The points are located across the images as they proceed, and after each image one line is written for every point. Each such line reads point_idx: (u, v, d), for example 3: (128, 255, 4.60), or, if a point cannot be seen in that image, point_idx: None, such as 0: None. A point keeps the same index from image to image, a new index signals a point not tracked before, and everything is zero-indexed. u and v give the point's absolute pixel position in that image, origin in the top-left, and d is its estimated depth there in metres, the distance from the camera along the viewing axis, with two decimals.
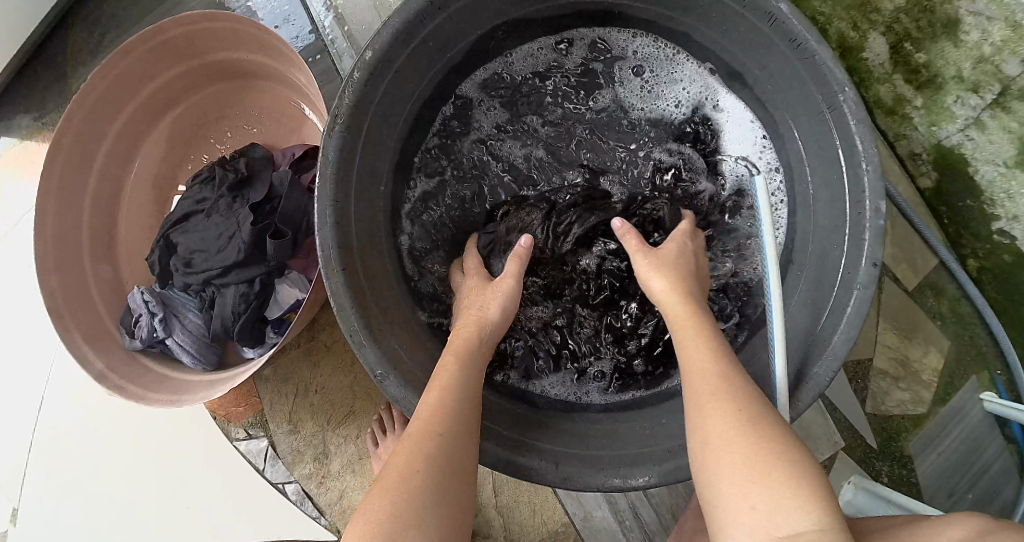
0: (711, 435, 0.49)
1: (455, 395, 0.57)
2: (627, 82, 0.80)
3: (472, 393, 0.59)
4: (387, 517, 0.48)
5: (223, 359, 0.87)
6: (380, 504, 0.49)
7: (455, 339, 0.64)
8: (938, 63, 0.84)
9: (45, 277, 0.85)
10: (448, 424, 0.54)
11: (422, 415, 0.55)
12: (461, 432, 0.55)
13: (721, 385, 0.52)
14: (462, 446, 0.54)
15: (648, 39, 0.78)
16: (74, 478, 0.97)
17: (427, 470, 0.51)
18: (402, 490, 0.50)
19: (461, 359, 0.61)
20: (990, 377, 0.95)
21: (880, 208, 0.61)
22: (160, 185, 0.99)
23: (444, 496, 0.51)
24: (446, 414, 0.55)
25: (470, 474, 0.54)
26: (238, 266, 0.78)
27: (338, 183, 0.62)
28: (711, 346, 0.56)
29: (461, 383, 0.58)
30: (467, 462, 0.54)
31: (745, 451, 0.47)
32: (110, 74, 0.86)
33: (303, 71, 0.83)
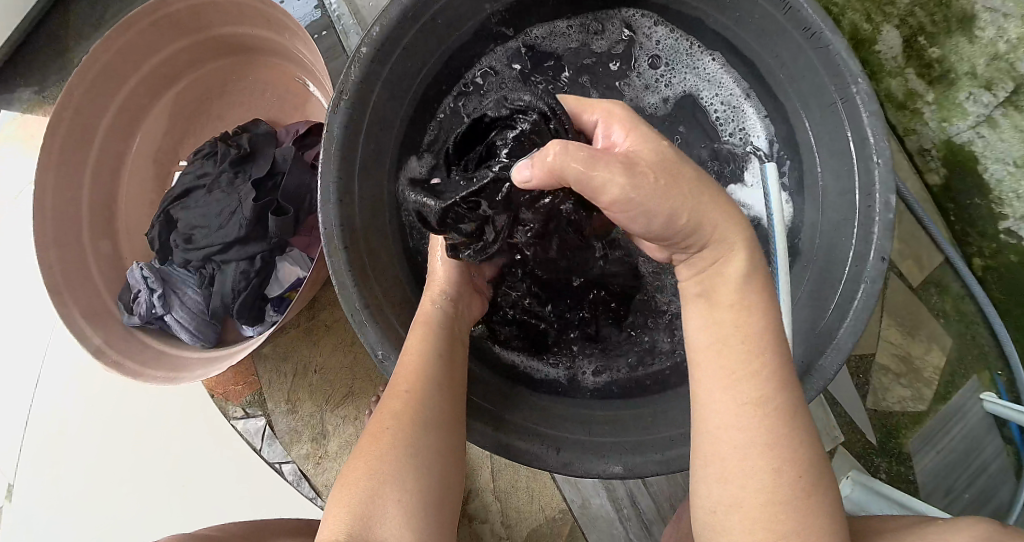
0: (739, 485, 0.45)
1: (427, 352, 0.57)
2: (646, 68, 0.79)
3: (443, 351, 0.59)
4: (367, 480, 0.51)
5: (222, 336, 0.86)
6: (360, 468, 0.52)
7: (425, 304, 0.63)
8: (951, 59, 0.83)
9: (44, 250, 0.84)
10: (421, 382, 0.55)
11: (396, 376, 0.56)
12: (435, 389, 0.56)
13: (764, 425, 0.45)
14: (437, 402, 0.55)
15: (665, 26, 0.77)
16: (69, 454, 0.96)
17: (402, 429, 0.53)
18: (380, 451, 0.52)
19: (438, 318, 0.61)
20: (991, 377, 0.95)
21: (890, 202, 0.61)
22: (162, 160, 0.98)
23: (419, 462, 0.53)
24: (418, 372, 0.56)
25: (451, 429, 0.56)
26: (240, 243, 0.77)
27: (342, 161, 0.62)
28: (758, 353, 0.46)
29: (431, 339, 0.59)
30: (444, 417, 0.56)
31: (764, 503, 0.44)
32: (113, 47, 0.85)
33: (308, 46, 0.82)
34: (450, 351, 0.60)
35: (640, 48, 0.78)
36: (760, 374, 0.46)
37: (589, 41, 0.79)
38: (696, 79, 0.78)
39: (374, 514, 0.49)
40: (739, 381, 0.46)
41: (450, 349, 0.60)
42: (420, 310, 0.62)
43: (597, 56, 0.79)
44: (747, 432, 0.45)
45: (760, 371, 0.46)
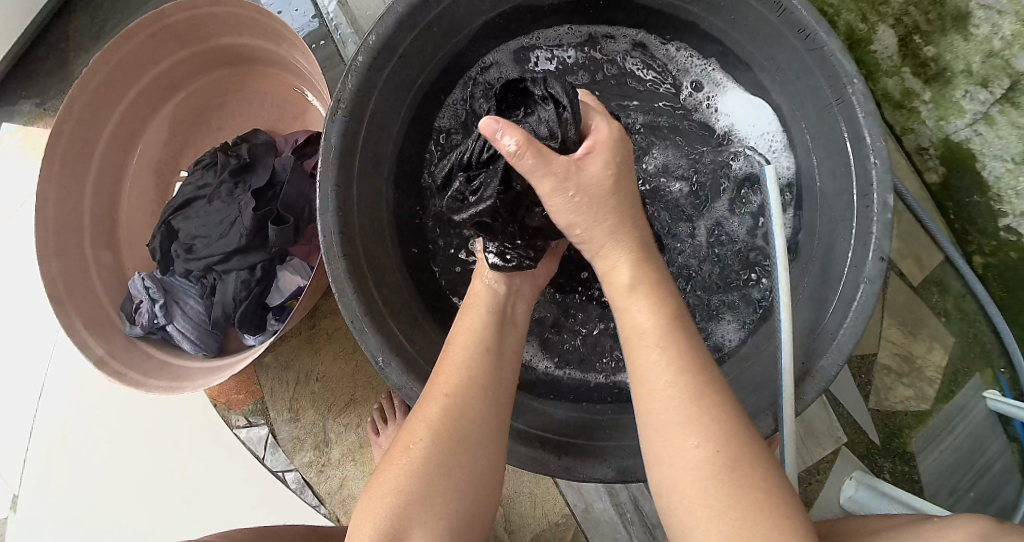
0: (680, 477, 0.44)
1: (471, 359, 0.56)
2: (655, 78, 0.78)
3: (488, 358, 0.57)
4: (397, 490, 0.50)
5: (224, 346, 0.86)
6: (389, 479, 0.51)
7: (475, 297, 0.63)
8: (946, 57, 0.83)
9: (46, 262, 0.85)
10: (463, 391, 0.54)
11: (436, 381, 0.56)
12: (477, 398, 0.54)
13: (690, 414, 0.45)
14: (478, 413, 0.54)
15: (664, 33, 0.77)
16: (73, 465, 0.97)
17: (435, 440, 0.52)
18: (412, 461, 0.51)
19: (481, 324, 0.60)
20: (993, 374, 0.95)
21: (888, 202, 0.61)
22: (162, 170, 0.98)
23: (450, 475, 0.51)
24: (461, 379, 0.55)
25: (492, 441, 0.54)
26: (240, 252, 0.78)
27: (341, 169, 0.62)
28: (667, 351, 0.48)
29: (475, 345, 0.58)
30: (485, 429, 0.54)
31: (724, 497, 0.42)
32: (113, 60, 0.86)
33: (305, 55, 0.83)
34: (499, 355, 0.58)
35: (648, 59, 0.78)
36: (674, 365, 0.47)
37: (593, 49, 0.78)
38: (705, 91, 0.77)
39: (401, 526, 0.48)
40: (662, 385, 0.47)
41: (499, 353, 0.59)
42: (470, 305, 0.62)
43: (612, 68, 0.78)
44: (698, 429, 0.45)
45: (674, 364, 0.47)
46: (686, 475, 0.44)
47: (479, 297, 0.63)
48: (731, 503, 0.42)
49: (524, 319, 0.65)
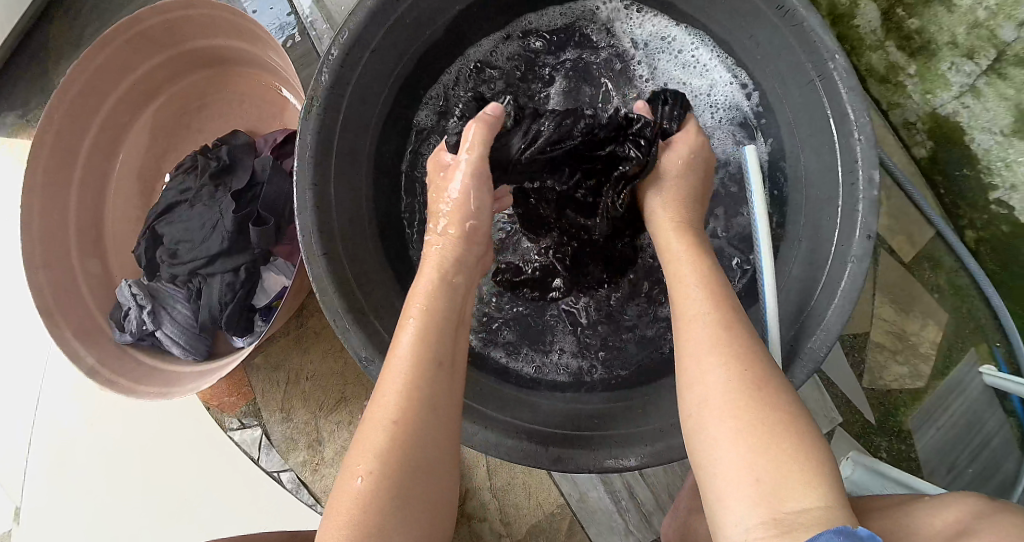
0: (711, 400, 0.48)
1: (417, 370, 0.51)
2: (631, 53, 0.77)
3: (440, 371, 0.53)
4: (352, 530, 0.45)
5: (214, 349, 0.86)
6: (342, 512, 0.46)
7: (417, 292, 0.57)
8: (930, 30, 0.82)
9: (34, 273, 0.85)
10: (410, 410, 0.49)
11: (381, 400, 0.50)
12: (427, 414, 0.50)
13: (723, 342, 0.50)
14: (429, 431, 0.50)
15: (645, 12, 0.76)
16: (71, 473, 0.97)
17: (387, 470, 0.47)
18: (363, 498, 0.46)
19: (428, 330, 0.54)
20: (990, 349, 0.94)
21: (873, 178, 0.60)
22: (146, 176, 0.98)
23: (407, 503, 0.47)
24: (407, 397, 0.50)
25: (444, 457, 0.51)
26: (224, 255, 0.77)
27: (317, 167, 0.62)
28: (713, 293, 0.53)
29: (426, 353, 0.53)
30: (437, 446, 0.50)
31: (748, 423, 0.45)
32: (90, 67, 0.85)
33: (280, 54, 0.82)
34: (446, 360, 0.54)
35: (620, 35, 0.77)
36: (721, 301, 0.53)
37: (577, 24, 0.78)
38: (680, 65, 0.76)
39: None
40: (697, 319, 0.52)
41: (451, 365, 0.54)
42: (412, 301, 0.57)
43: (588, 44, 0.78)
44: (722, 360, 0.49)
45: (710, 302, 0.53)
46: (717, 401, 0.47)
47: (423, 290, 0.57)
48: (757, 429, 0.45)
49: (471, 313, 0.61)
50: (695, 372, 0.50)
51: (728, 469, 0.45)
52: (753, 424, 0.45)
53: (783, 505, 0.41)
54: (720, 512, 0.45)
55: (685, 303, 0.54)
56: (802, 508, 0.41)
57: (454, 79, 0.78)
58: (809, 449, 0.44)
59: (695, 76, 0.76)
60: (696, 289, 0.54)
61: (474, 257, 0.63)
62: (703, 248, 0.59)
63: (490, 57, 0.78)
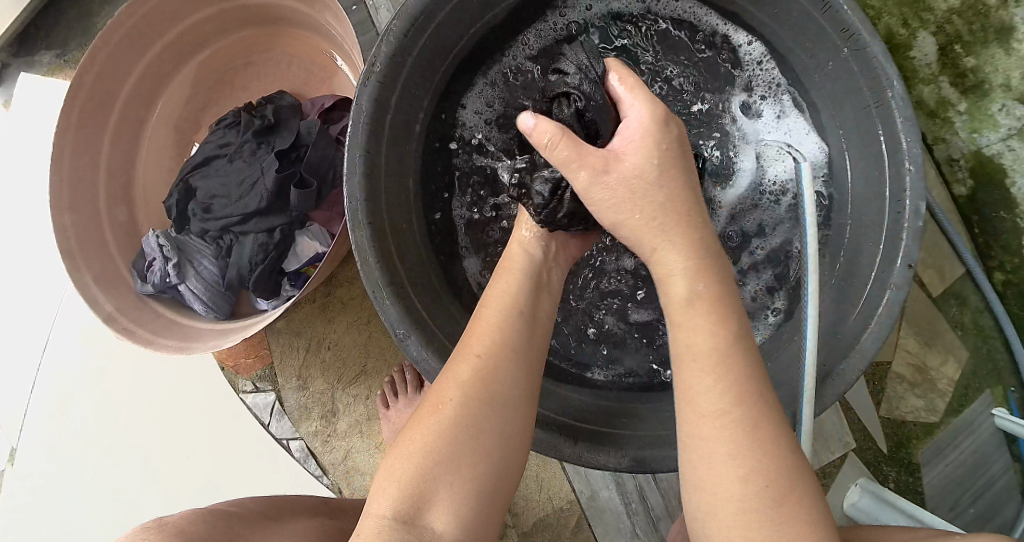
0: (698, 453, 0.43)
1: (501, 321, 0.52)
2: (698, 66, 0.76)
3: (525, 315, 0.54)
4: (421, 455, 0.46)
5: (235, 309, 0.84)
6: (415, 441, 0.47)
7: (510, 258, 0.59)
8: (986, 69, 0.83)
9: (59, 215, 0.83)
10: (495, 354, 0.50)
11: (466, 344, 0.52)
12: (509, 364, 0.50)
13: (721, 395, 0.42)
14: (505, 376, 0.50)
15: (713, 21, 0.75)
16: (74, 419, 0.96)
17: (466, 400, 0.48)
18: (439, 424, 0.47)
19: (515, 278, 0.56)
20: (1004, 393, 0.95)
21: (920, 209, 0.60)
22: (183, 128, 0.97)
23: (480, 439, 0.47)
24: (493, 342, 0.51)
25: (522, 404, 0.50)
26: (259, 215, 0.76)
27: (370, 134, 0.61)
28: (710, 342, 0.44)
29: (509, 307, 0.53)
30: (513, 388, 0.50)
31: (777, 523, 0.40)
32: (138, 12, 0.84)
33: (339, 21, 0.82)
34: (535, 318, 0.54)
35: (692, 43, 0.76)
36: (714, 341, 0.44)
37: (660, 32, 0.76)
38: (732, 78, 0.76)
39: (427, 495, 0.45)
40: (726, 422, 0.42)
41: (532, 318, 0.54)
42: (504, 267, 0.58)
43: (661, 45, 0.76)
44: (741, 466, 0.41)
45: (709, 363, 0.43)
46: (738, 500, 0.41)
47: (513, 259, 0.58)
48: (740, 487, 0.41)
49: (559, 283, 0.60)
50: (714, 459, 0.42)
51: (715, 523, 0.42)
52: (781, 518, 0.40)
53: None
54: None
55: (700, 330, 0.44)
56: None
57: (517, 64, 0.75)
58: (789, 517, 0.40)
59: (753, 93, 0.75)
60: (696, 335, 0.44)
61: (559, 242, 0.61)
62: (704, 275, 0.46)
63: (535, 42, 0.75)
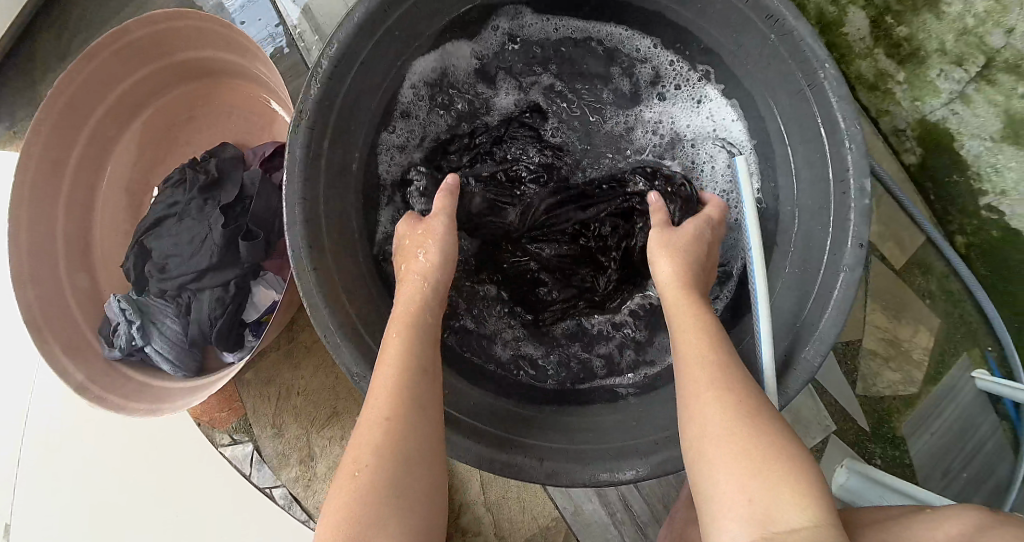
0: (705, 426, 0.49)
1: (403, 377, 0.54)
2: (616, 75, 0.78)
3: (426, 367, 0.56)
4: (354, 520, 0.47)
5: (204, 364, 0.85)
6: (341, 510, 0.48)
7: (399, 310, 0.60)
8: (920, 37, 0.82)
9: (22, 290, 0.84)
10: (400, 412, 0.52)
11: (372, 404, 0.53)
12: (415, 420, 0.52)
13: (725, 374, 0.51)
14: (415, 432, 0.52)
15: (634, 30, 0.75)
16: (59, 492, 0.95)
17: (383, 462, 0.50)
18: (361, 492, 0.48)
19: (412, 332, 0.58)
20: (982, 353, 0.95)
21: (864, 187, 0.59)
22: (135, 188, 0.97)
23: (405, 496, 0.49)
24: (397, 399, 0.53)
25: (432, 457, 0.53)
26: (213, 270, 0.77)
27: (306, 180, 0.61)
28: (715, 342, 0.54)
29: (409, 362, 0.55)
30: (423, 441, 0.52)
31: (743, 448, 0.46)
32: (77, 80, 0.84)
33: (268, 66, 0.83)
34: (432, 367, 0.57)
35: (611, 52, 0.77)
36: (711, 335, 0.54)
37: (575, 45, 0.78)
38: (653, 82, 0.77)
39: None
40: (727, 394, 0.49)
41: (433, 372, 0.57)
42: (397, 318, 0.59)
43: (578, 59, 0.78)
44: (744, 430, 0.47)
45: (708, 344, 0.54)
46: (715, 432, 0.48)
47: (405, 309, 0.60)
48: (745, 444, 0.46)
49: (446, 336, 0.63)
50: (693, 400, 0.51)
51: (723, 487, 0.45)
52: (745, 444, 0.46)
53: (774, 523, 0.41)
54: (714, 528, 0.45)
55: (688, 339, 0.55)
56: (793, 527, 0.41)
57: (441, 96, 0.76)
58: (799, 468, 0.44)
59: (674, 94, 0.77)
60: (695, 337, 0.54)
61: (442, 289, 0.63)
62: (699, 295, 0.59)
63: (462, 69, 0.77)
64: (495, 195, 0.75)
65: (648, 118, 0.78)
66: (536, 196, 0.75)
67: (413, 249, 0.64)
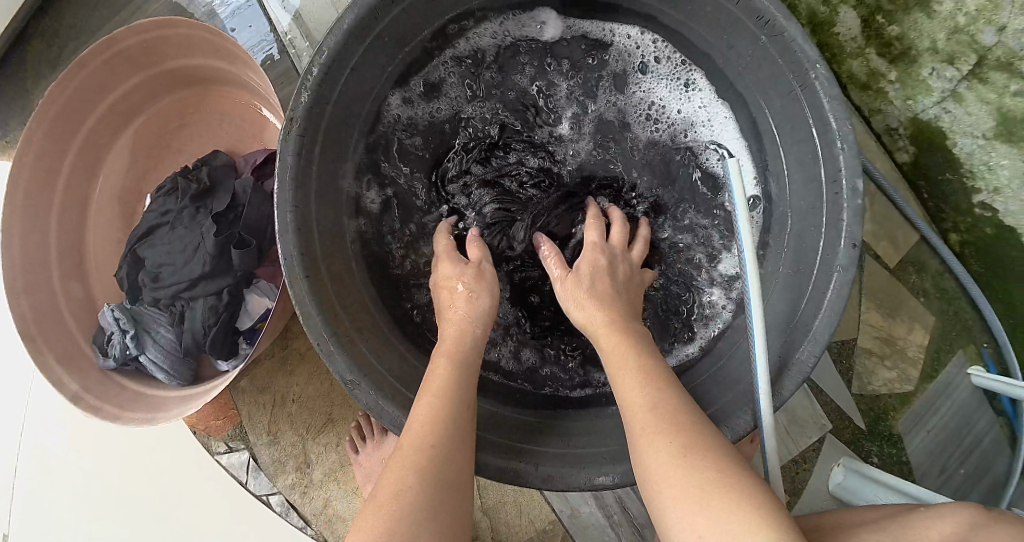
0: (651, 470, 0.48)
1: (448, 406, 0.55)
2: (616, 72, 0.76)
3: (468, 401, 0.57)
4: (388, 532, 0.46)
5: (198, 373, 0.84)
6: (375, 524, 0.47)
7: (445, 342, 0.62)
8: (911, 36, 0.82)
9: (14, 300, 0.83)
10: (445, 439, 0.53)
11: (415, 427, 0.54)
12: (455, 447, 0.53)
13: (659, 414, 0.51)
14: (456, 460, 0.52)
15: (630, 30, 0.75)
16: (56, 503, 0.95)
17: (424, 483, 0.50)
18: (400, 508, 0.48)
19: (457, 365, 0.60)
20: (977, 350, 0.95)
21: (857, 188, 0.60)
22: (128, 196, 0.97)
23: (443, 520, 0.49)
24: (443, 425, 0.54)
25: (467, 489, 0.53)
26: (205, 278, 0.77)
27: (297, 188, 0.61)
28: (647, 379, 0.54)
29: (455, 392, 0.57)
30: (460, 470, 0.53)
31: (687, 483, 0.46)
32: (68, 88, 0.84)
33: (258, 73, 0.82)
34: (472, 402, 0.58)
35: (610, 49, 0.76)
36: (648, 377, 0.54)
37: (575, 42, 0.77)
38: (652, 79, 0.76)
39: None
40: (661, 434, 0.49)
41: (473, 407, 0.58)
42: (443, 352, 0.61)
43: (578, 57, 0.77)
44: (686, 468, 0.46)
45: (641, 385, 0.54)
46: (658, 472, 0.48)
47: (449, 344, 0.62)
48: (691, 482, 0.45)
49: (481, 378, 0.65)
50: (636, 445, 0.51)
51: (680, 529, 0.44)
52: (692, 479, 0.46)
53: None
54: None
55: (621, 382, 0.55)
56: None
57: (439, 95, 0.75)
58: (749, 494, 0.44)
59: (673, 92, 0.75)
60: (631, 380, 0.54)
61: (484, 329, 0.65)
62: (634, 330, 0.60)
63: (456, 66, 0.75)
64: (501, 199, 0.76)
65: (640, 118, 0.76)
66: (542, 205, 0.76)
67: (455, 284, 0.66)
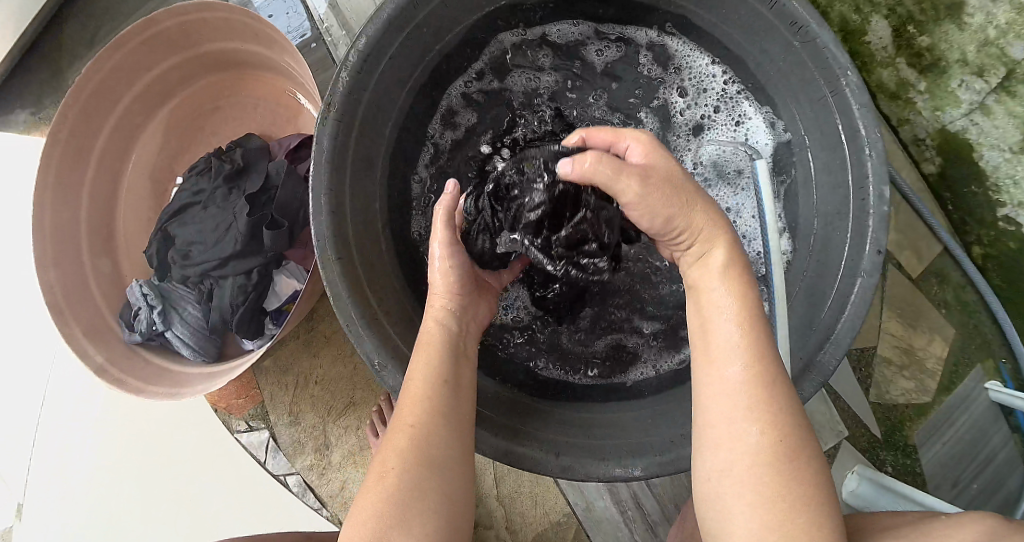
0: (729, 463, 0.48)
1: (427, 387, 0.56)
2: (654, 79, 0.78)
3: (449, 376, 0.58)
4: (376, 515, 0.50)
5: (223, 351, 0.86)
6: (367, 509, 0.51)
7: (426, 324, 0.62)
8: (941, 47, 0.82)
9: (45, 272, 0.85)
10: (426, 422, 0.54)
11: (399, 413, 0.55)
12: (437, 427, 0.54)
13: (762, 408, 0.48)
14: (439, 438, 0.54)
15: (685, 39, 0.75)
16: (74, 474, 0.97)
17: (408, 466, 0.52)
18: (387, 493, 0.51)
19: (439, 346, 0.59)
20: (995, 365, 0.95)
21: (884, 195, 0.60)
22: (158, 176, 0.99)
23: (430, 498, 0.52)
24: (425, 410, 0.55)
25: (459, 463, 0.55)
26: (236, 258, 0.78)
27: (332, 170, 0.62)
28: (755, 359, 0.50)
29: (434, 372, 0.57)
30: (447, 448, 0.54)
31: (769, 496, 0.46)
32: (105, 67, 0.86)
33: (296, 59, 0.84)
34: (456, 381, 0.58)
35: (656, 56, 0.77)
36: (759, 356, 0.50)
37: (625, 47, 0.78)
38: (693, 85, 0.77)
39: None
40: (764, 434, 0.48)
41: (456, 384, 0.58)
42: (422, 340, 0.60)
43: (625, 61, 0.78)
44: (774, 478, 0.46)
45: (749, 368, 0.49)
46: (738, 473, 0.48)
47: (431, 324, 0.62)
48: (774, 494, 0.46)
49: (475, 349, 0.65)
50: (712, 434, 0.50)
51: (740, 529, 0.47)
52: (775, 491, 0.46)
53: None
54: None
55: (720, 350, 0.51)
56: None
57: (491, 81, 0.78)
58: (821, 523, 0.45)
59: (712, 99, 0.76)
60: (735, 354, 0.50)
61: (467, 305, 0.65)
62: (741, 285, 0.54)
63: (513, 56, 0.78)
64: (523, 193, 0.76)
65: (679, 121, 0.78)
66: None
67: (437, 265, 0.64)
